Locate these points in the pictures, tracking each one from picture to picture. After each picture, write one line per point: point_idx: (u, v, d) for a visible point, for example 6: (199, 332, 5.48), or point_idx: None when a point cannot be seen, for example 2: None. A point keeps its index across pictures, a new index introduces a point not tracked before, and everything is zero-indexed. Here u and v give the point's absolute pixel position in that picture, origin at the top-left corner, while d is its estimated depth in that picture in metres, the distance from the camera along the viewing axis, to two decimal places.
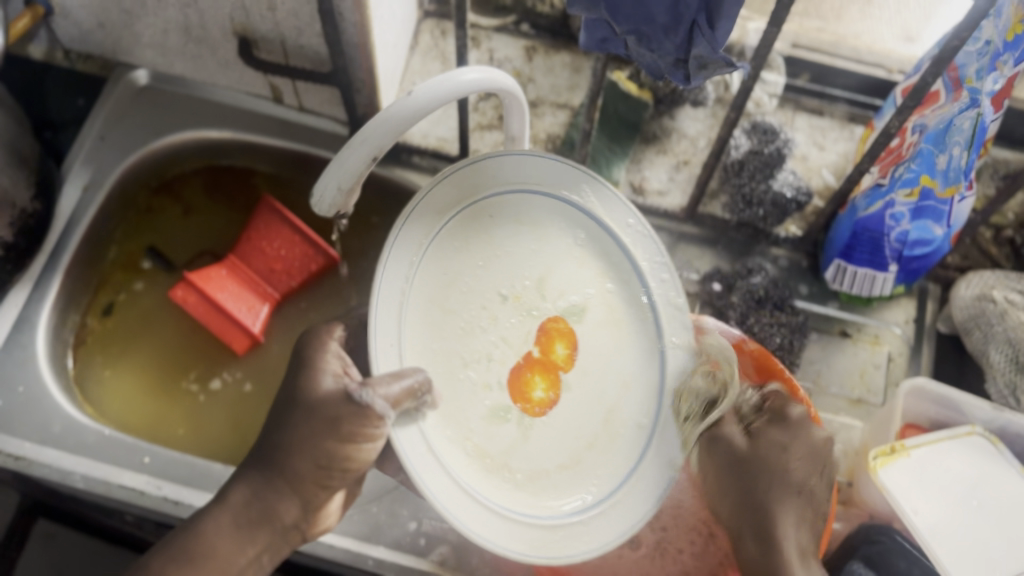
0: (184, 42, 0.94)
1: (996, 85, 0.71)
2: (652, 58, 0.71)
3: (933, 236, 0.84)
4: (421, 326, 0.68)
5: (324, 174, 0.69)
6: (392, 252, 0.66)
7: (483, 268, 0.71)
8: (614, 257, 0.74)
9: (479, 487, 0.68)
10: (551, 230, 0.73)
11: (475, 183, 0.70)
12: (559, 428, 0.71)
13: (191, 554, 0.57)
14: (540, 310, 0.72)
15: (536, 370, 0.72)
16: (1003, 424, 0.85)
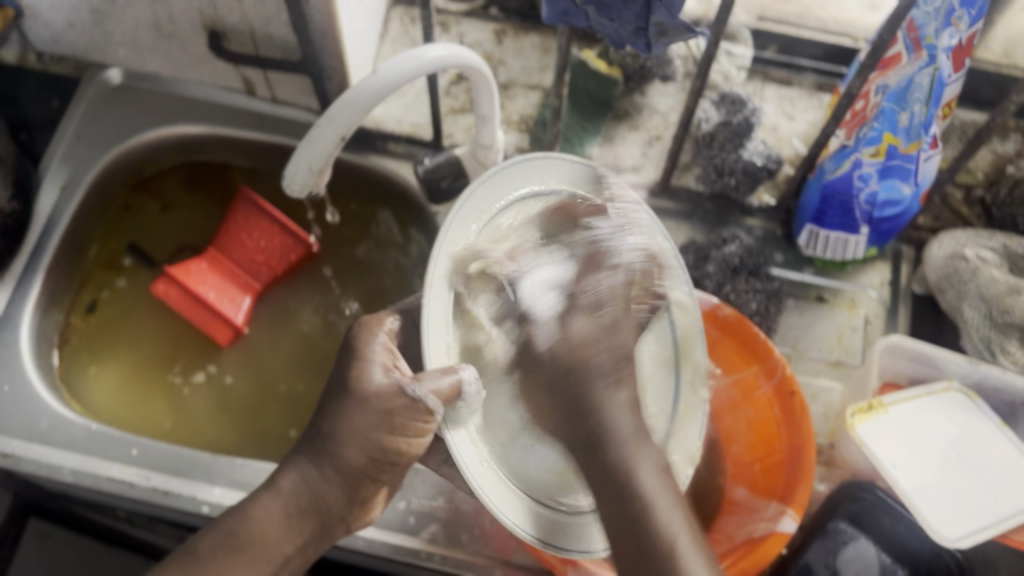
0: (155, 38, 0.96)
1: (952, 40, 0.73)
2: (613, 27, 0.72)
3: (902, 196, 0.85)
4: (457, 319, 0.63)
5: (294, 156, 0.71)
6: (457, 217, 0.63)
7: None
8: None
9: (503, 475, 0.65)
10: None
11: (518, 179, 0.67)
12: None
13: (241, 539, 0.62)
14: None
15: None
16: (979, 378, 0.87)
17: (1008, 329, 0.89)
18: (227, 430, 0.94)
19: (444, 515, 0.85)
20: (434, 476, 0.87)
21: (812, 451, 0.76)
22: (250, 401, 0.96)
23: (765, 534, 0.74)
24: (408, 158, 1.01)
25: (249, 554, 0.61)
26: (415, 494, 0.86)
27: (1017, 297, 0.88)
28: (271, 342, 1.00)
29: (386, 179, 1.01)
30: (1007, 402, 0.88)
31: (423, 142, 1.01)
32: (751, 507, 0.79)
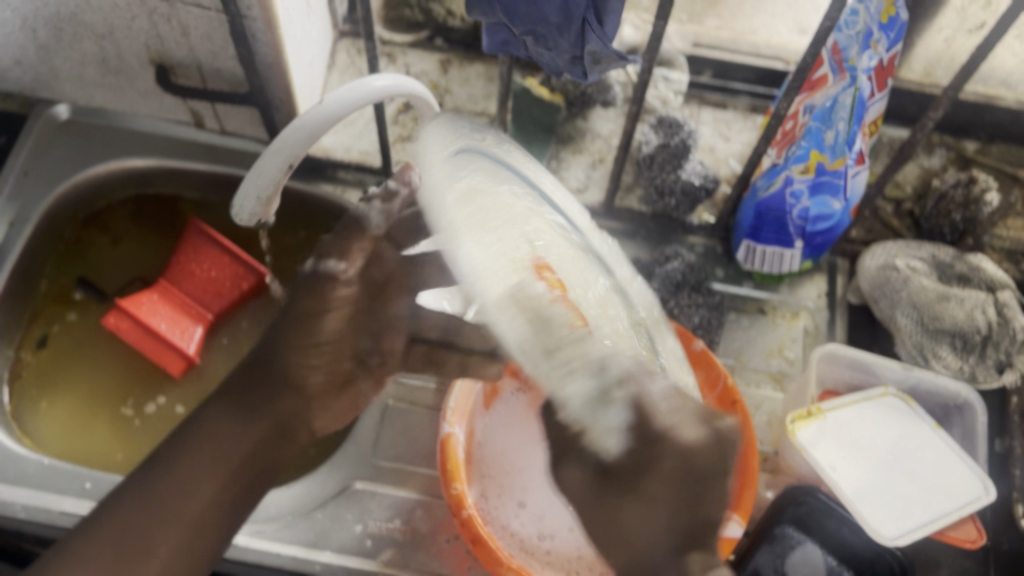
0: (102, 73, 0.97)
1: (871, 62, 0.79)
2: (550, 57, 0.75)
3: (832, 211, 0.89)
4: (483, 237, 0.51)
5: (242, 184, 0.72)
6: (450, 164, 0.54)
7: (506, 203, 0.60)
8: None
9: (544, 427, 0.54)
10: None
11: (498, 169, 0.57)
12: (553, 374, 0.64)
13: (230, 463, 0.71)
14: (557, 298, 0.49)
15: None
16: (914, 383, 0.91)
17: (939, 335, 0.93)
18: None
19: (401, 538, 0.86)
20: (390, 498, 0.88)
21: (756, 457, 0.78)
22: None
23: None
24: (358, 185, 1.04)
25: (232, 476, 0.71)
26: (372, 518, 0.86)
27: (946, 304, 0.93)
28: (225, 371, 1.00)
29: (335, 208, 1.03)
30: (941, 405, 0.92)
31: (373, 170, 1.03)
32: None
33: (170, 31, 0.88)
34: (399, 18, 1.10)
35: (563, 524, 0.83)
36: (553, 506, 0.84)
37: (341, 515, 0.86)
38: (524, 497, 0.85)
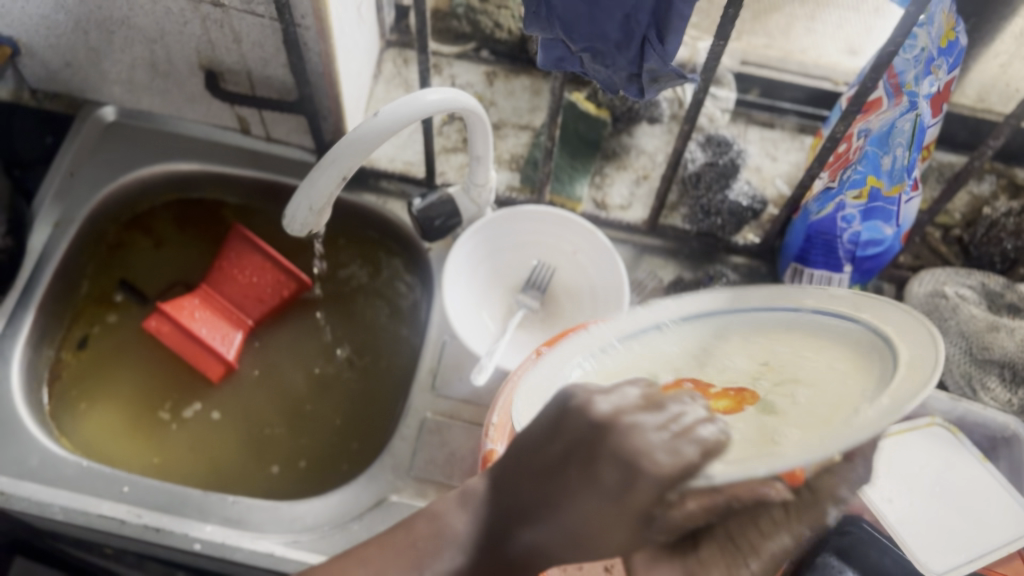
0: (151, 77, 0.97)
1: (932, 88, 0.77)
2: (607, 73, 0.75)
3: (884, 236, 0.88)
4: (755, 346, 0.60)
5: (295, 196, 0.71)
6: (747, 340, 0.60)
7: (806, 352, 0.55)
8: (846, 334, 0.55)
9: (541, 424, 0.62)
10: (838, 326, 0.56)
11: (867, 307, 0.56)
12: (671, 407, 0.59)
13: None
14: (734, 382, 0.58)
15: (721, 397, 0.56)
16: (961, 414, 0.89)
17: (988, 365, 0.91)
18: (217, 466, 0.94)
19: None
20: None
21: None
22: (239, 438, 0.96)
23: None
24: (400, 195, 1.02)
25: None
26: None
27: (995, 334, 0.91)
28: (264, 377, 1.00)
29: (376, 219, 1.03)
30: (988, 437, 0.90)
31: (416, 180, 1.02)
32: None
33: (222, 38, 0.88)
34: (446, 29, 1.09)
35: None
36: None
37: (377, 529, 0.85)
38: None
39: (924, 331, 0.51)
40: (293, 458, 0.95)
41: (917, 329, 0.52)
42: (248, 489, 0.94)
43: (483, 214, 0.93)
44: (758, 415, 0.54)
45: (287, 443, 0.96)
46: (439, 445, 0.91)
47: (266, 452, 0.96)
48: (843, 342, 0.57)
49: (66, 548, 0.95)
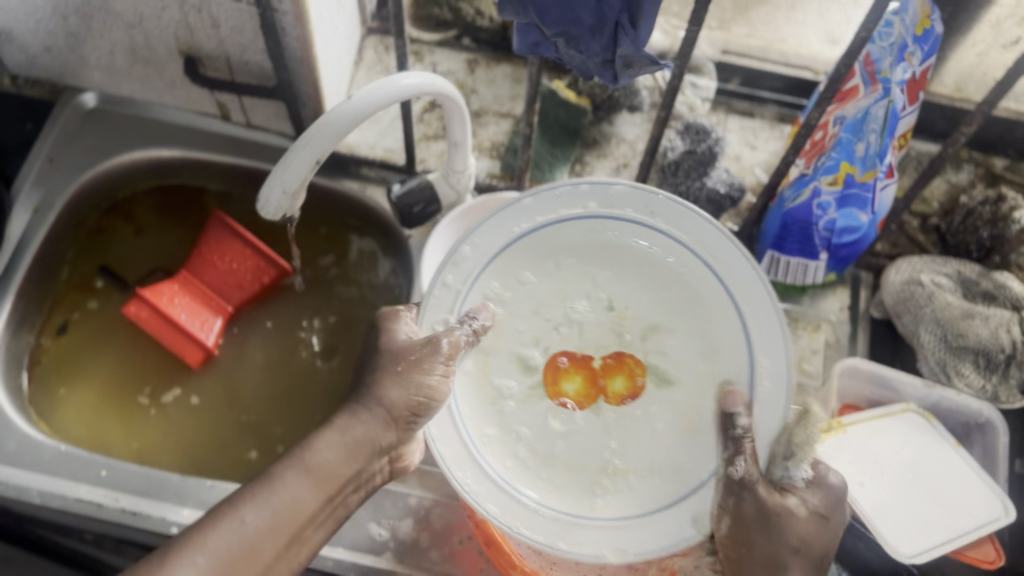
0: (131, 62, 0.97)
1: (904, 75, 0.79)
2: (581, 59, 0.75)
3: (859, 223, 0.88)
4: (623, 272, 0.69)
5: (268, 179, 0.71)
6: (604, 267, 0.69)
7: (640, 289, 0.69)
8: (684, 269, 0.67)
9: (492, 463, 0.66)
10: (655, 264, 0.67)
11: (716, 254, 0.65)
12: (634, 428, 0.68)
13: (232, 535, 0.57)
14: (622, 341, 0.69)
15: (578, 371, 0.69)
16: (935, 401, 0.90)
17: (962, 352, 0.92)
18: (196, 451, 0.95)
19: (411, 535, 0.85)
20: (404, 498, 0.87)
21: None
22: (217, 424, 0.96)
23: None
24: (381, 182, 1.03)
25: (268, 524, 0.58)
26: (385, 517, 0.86)
27: (970, 321, 0.91)
28: (244, 364, 1.00)
29: (356, 205, 1.03)
30: (963, 423, 0.91)
31: (397, 168, 1.03)
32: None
33: (201, 23, 0.88)
34: (428, 16, 1.10)
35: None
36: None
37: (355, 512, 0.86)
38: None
39: (776, 320, 0.63)
40: (271, 443, 0.96)
41: (765, 306, 0.63)
42: (226, 475, 0.94)
43: (462, 201, 0.94)
44: (659, 390, 0.69)
45: (265, 429, 0.96)
46: None
47: (244, 438, 0.96)
48: (705, 280, 0.67)
49: (47, 533, 0.95)
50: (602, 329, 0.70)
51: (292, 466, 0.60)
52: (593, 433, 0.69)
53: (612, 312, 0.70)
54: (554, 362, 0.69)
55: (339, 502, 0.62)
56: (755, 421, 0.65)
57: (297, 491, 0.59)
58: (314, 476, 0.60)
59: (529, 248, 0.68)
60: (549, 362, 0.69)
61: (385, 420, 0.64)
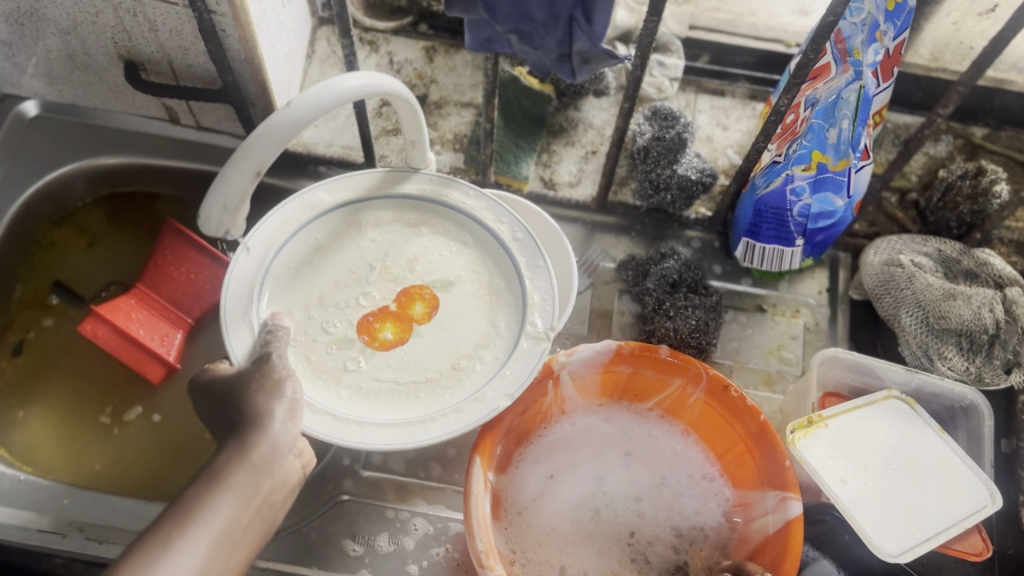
0: (70, 68, 0.93)
1: (877, 56, 0.77)
2: (536, 55, 0.71)
3: (835, 207, 0.84)
4: (337, 228, 0.74)
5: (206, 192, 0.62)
6: (333, 225, 0.74)
7: (360, 241, 0.74)
8: (390, 210, 0.76)
9: (352, 411, 0.66)
10: (367, 219, 0.75)
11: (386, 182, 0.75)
12: (437, 336, 0.71)
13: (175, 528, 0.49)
14: (406, 279, 0.73)
15: (387, 318, 0.71)
16: (919, 385, 0.88)
17: (945, 334, 0.88)
18: (159, 473, 0.91)
19: (386, 550, 0.83)
20: (379, 512, 0.85)
21: (773, 431, 0.75)
22: (183, 439, 0.93)
23: (778, 526, 0.73)
24: None
25: (229, 487, 0.52)
26: (360, 534, 0.83)
27: (952, 302, 0.88)
28: None
29: None
30: (947, 406, 0.89)
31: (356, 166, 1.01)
32: (747, 502, 0.79)
33: (138, 27, 0.84)
34: (381, 5, 1.06)
35: (571, 481, 0.83)
36: (564, 446, 0.85)
37: (328, 528, 0.83)
38: (555, 470, 0.83)
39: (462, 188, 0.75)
40: None
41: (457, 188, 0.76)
42: None
43: None
44: (445, 293, 0.72)
45: None
46: None
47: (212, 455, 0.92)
48: (400, 205, 0.76)
49: None
50: (384, 280, 0.72)
51: (203, 484, 0.52)
52: (426, 351, 0.70)
53: (377, 269, 0.73)
54: (363, 321, 0.71)
55: (260, 508, 0.54)
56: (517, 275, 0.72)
57: (221, 507, 0.51)
58: (236, 489, 0.53)
59: (298, 250, 0.72)
60: (360, 321, 0.71)
61: (283, 426, 0.58)
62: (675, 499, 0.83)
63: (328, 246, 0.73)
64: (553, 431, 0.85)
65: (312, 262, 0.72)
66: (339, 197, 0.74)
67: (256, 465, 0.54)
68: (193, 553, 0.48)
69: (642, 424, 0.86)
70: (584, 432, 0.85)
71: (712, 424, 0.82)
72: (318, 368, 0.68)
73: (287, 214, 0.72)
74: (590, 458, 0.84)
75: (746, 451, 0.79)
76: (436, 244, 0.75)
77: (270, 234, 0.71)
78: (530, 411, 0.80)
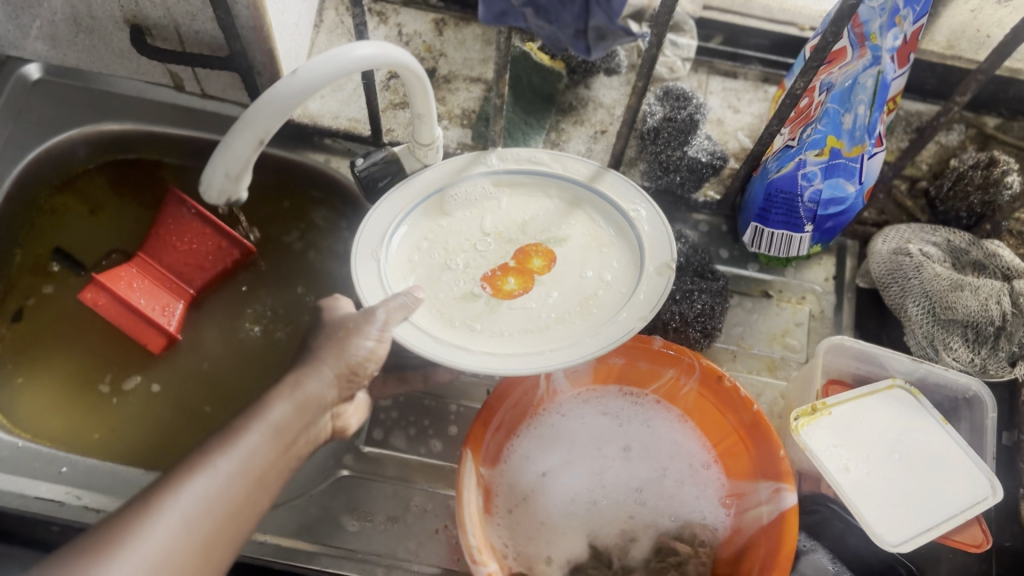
0: (75, 32, 0.92)
1: (896, 42, 0.76)
2: (550, 30, 0.69)
3: (846, 194, 0.83)
4: (442, 205, 0.80)
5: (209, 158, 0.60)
6: (438, 203, 0.80)
7: (465, 216, 0.80)
8: (489, 190, 0.81)
9: (496, 349, 0.71)
10: (470, 200, 0.81)
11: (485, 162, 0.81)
12: (555, 283, 0.76)
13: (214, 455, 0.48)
14: (518, 240, 0.79)
15: (510, 272, 0.77)
16: (922, 375, 0.87)
17: (950, 324, 0.88)
18: (157, 448, 0.89)
19: (385, 526, 0.82)
20: (380, 488, 0.84)
21: (766, 420, 0.75)
22: (181, 409, 0.92)
23: (773, 516, 0.73)
24: (346, 154, 1.01)
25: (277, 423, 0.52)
26: (358, 509, 0.83)
27: (960, 293, 0.87)
28: (206, 348, 0.96)
29: (321, 175, 0.99)
30: (949, 397, 0.89)
31: (362, 139, 1.00)
32: (742, 492, 0.79)
33: None
34: None
35: (565, 471, 0.83)
36: (559, 438, 0.84)
37: (328, 503, 0.83)
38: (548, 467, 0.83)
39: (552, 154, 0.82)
40: None
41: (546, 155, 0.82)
42: None
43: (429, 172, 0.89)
44: (561, 247, 0.78)
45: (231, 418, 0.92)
46: (390, 415, 0.89)
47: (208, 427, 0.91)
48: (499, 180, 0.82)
49: None
50: (500, 245, 0.79)
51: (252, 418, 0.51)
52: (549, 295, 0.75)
53: (491, 235, 0.79)
54: (486, 277, 0.77)
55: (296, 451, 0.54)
56: (614, 214, 0.79)
57: (261, 445, 0.50)
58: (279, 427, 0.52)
59: (414, 231, 0.78)
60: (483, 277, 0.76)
61: (335, 378, 0.58)
62: (670, 486, 0.83)
63: (438, 227, 0.79)
64: (546, 421, 0.85)
65: (426, 251, 0.78)
66: (445, 179, 0.80)
67: (301, 405, 0.54)
68: (218, 479, 0.47)
69: (640, 411, 0.85)
70: (578, 427, 0.85)
71: (704, 412, 0.83)
72: (454, 319, 0.73)
73: (401, 197, 0.78)
74: (585, 454, 0.84)
75: (740, 441, 0.80)
76: (532, 209, 0.81)
77: (388, 215, 0.77)
78: (522, 403, 0.81)
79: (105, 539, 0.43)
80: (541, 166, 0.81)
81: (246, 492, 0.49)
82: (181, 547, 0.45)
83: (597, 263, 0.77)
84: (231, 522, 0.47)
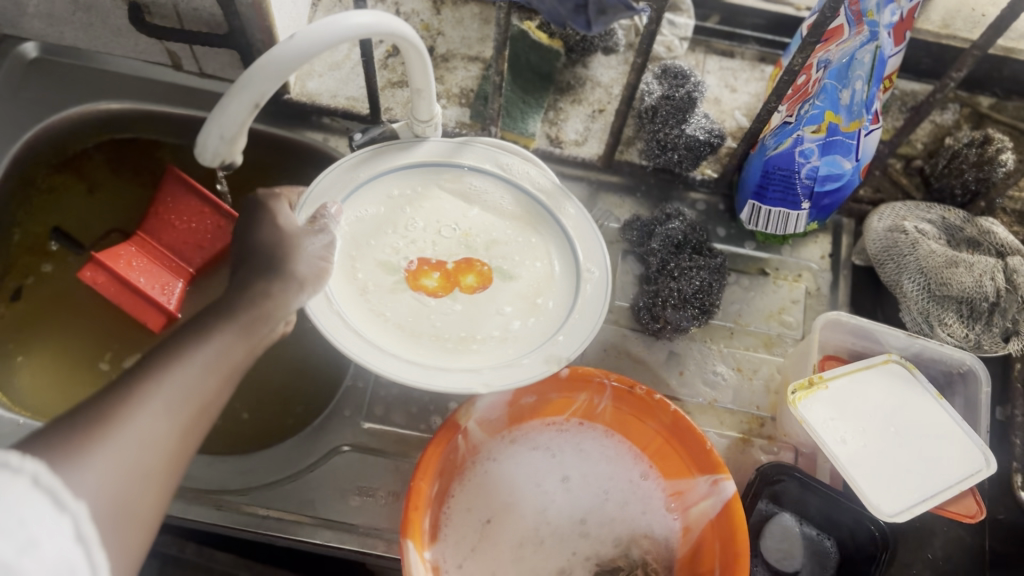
0: (73, 10, 0.92)
1: (893, 17, 0.77)
2: (551, 5, 0.70)
3: (843, 171, 0.83)
4: (410, 186, 0.77)
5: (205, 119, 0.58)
6: (404, 182, 0.77)
7: (429, 205, 0.77)
8: (466, 185, 0.78)
9: (403, 352, 0.68)
10: (442, 190, 0.78)
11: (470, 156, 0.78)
12: (494, 301, 0.73)
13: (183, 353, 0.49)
14: (472, 250, 0.76)
15: (439, 270, 0.74)
16: (918, 350, 0.88)
17: (945, 301, 0.88)
18: None
19: (386, 501, 0.83)
20: (382, 463, 0.85)
21: (695, 424, 0.76)
22: None
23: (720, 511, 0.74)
24: (344, 133, 1.01)
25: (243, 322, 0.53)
26: (360, 485, 0.84)
27: (955, 269, 0.88)
28: None
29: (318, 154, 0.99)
30: (944, 372, 0.90)
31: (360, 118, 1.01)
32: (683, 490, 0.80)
33: None
34: None
35: (511, 515, 0.81)
36: (496, 482, 0.82)
37: (329, 478, 0.84)
38: (491, 513, 0.81)
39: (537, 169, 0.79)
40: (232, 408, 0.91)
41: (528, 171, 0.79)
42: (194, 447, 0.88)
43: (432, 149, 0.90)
44: (507, 276, 0.75)
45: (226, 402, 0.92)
46: (390, 392, 0.89)
47: None
48: (478, 181, 0.79)
49: None
50: (453, 244, 0.76)
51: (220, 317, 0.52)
52: (486, 311, 0.73)
53: (453, 234, 0.76)
54: (419, 260, 0.75)
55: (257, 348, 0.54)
56: (575, 248, 0.75)
57: (226, 339, 0.51)
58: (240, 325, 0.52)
59: (374, 193, 0.76)
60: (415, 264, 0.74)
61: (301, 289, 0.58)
62: (616, 506, 0.83)
63: (398, 200, 0.77)
64: (476, 469, 0.82)
65: (379, 217, 0.75)
66: (425, 161, 0.77)
67: (264, 309, 0.55)
68: (194, 369, 0.48)
69: (567, 438, 0.84)
70: (511, 462, 0.83)
71: (629, 424, 0.82)
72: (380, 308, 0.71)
73: (377, 160, 0.76)
74: (527, 488, 0.82)
75: (665, 444, 0.80)
76: (493, 220, 0.78)
77: (353, 170, 0.75)
78: (448, 469, 0.77)
79: (92, 424, 0.43)
80: (515, 182, 0.78)
81: (216, 388, 0.49)
82: (163, 433, 0.45)
83: (545, 293, 0.74)
84: (205, 417, 0.48)
